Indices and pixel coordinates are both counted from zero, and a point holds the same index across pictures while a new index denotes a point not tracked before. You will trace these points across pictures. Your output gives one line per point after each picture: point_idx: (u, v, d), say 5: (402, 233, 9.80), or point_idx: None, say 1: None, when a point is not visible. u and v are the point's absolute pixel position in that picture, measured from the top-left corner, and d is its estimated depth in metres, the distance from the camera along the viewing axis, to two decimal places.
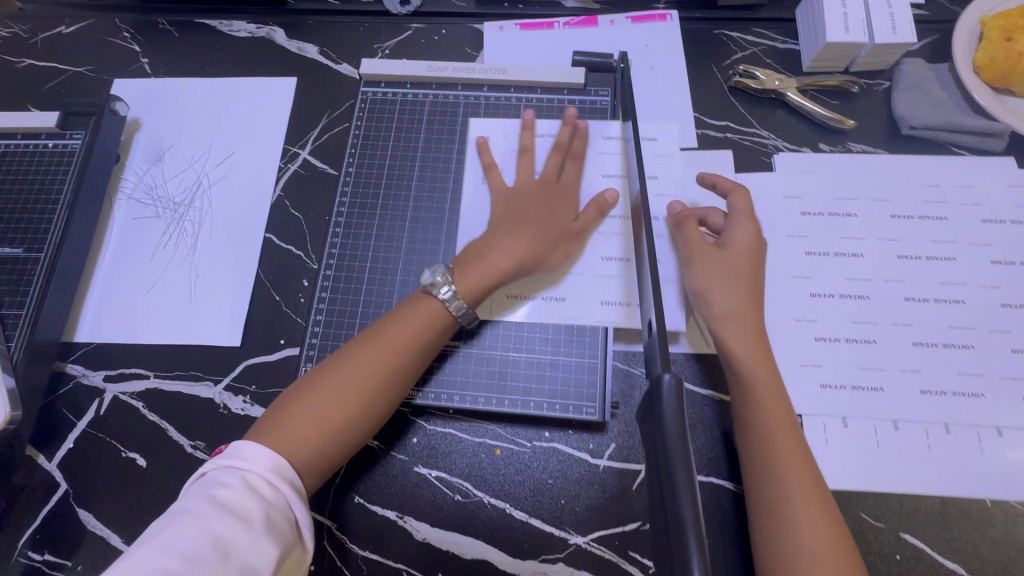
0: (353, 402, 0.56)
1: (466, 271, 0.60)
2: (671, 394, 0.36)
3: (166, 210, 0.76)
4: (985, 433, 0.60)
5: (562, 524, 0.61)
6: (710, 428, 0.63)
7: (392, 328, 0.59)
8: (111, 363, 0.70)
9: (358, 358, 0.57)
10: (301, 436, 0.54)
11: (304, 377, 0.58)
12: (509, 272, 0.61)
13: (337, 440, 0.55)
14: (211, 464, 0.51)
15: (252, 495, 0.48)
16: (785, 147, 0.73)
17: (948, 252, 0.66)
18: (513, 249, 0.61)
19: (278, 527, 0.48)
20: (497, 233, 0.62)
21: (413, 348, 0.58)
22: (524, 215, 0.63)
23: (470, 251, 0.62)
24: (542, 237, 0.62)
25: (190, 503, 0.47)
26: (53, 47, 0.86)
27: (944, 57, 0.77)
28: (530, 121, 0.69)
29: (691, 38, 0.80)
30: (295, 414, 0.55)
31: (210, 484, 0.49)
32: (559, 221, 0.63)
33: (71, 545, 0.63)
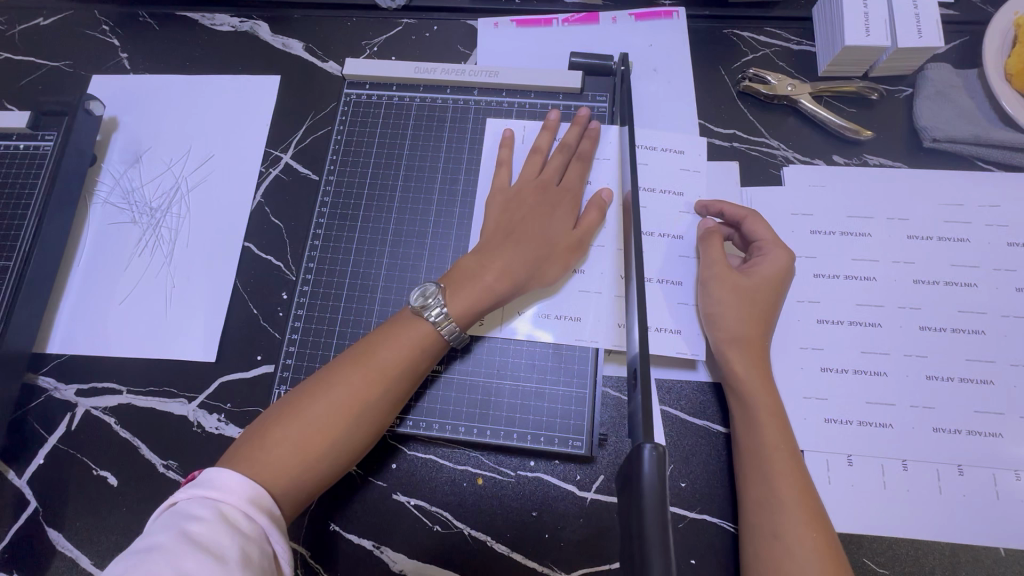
0: (338, 431, 0.51)
1: (457, 292, 0.56)
2: (652, 469, 0.33)
3: (142, 215, 0.73)
4: (1001, 476, 0.56)
5: (546, 560, 0.58)
6: (704, 462, 0.59)
7: (381, 350, 0.54)
8: (84, 376, 0.68)
9: (343, 382, 0.53)
10: (279, 466, 0.49)
11: (285, 398, 0.54)
12: (500, 291, 0.57)
13: (314, 475, 0.51)
14: (182, 494, 0.46)
15: (226, 528, 0.44)
16: (796, 159, 0.68)
17: (969, 277, 0.61)
18: (508, 259, 0.57)
19: (255, 563, 0.43)
20: (493, 241, 0.59)
21: (403, 373, 0.54)
22: (523, 220, 0.60)
23: (463, 268, 0.58)
24: (540, 246, 0.59)
25: (156, 538, 0.42)
26: (29, 40, 0.83)
27: (973, 62, 0.71)
28: (553, 122, 0.66)
29: (698, 38, 0.75)
30: (273, 441, 0.50)
31: (180, 516, 0.44)
32: (558, 228, 0.60)
33: (40, 565, 0.61)
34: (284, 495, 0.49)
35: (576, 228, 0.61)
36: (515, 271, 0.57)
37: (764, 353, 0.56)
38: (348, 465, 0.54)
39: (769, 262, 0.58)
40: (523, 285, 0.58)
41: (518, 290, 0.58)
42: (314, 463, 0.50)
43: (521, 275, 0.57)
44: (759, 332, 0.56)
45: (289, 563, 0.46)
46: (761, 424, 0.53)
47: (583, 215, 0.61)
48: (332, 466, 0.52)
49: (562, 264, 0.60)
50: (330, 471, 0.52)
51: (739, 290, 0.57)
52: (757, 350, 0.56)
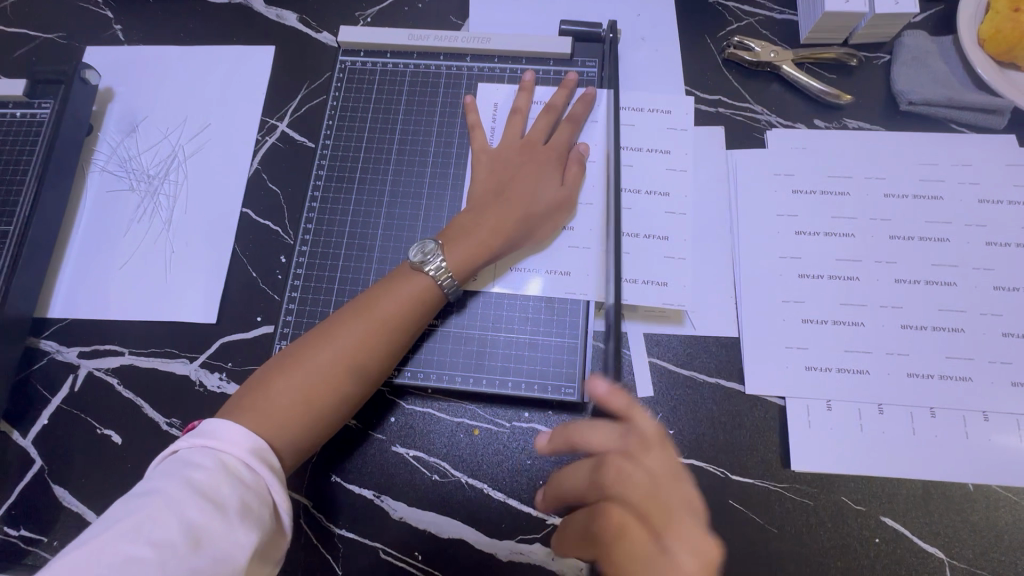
0: (340, 380, 0.53)
1: (455, 246, 0.58)
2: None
3: (140, 182, 0.74)
4: (971, 417, 0.59)
5: (540, 505, 0.60)
6: (693, 411, 0.61)
7: (379, 302, 0.56)
8: (86, 339, 0.69)
9: (343, 334, 0.54)
10: (285, 414, 0.51)
11: (285, 351, 0.55)
12: (496, 246, 0.59)
13: (322, 419, 0.53)
14: (184, 442, 0.48)
15: (228, 478, 0.45)
16: (778, 123, 0.71)
17: (942, 233, 0.64)
18: (502, 216, 0.60)
19: (255, 513, 0.45)
20: (484, 200, 0.61)
21: (406, 323, 0.57)
22: (512, 180, 0.62)
23: (459, 225, 0.60)
24: (529, 204, 0.61)
25: (160, 484, 0.44)
26: (22, 12, 0.83)
27: (947, 29, 0.73)
28: (528, 84, 0.68)
29: (684, 7, 0.76)
30: (277, 390, 0.52)
31: (182, 464, 0.45)
32: (547, 186, 0.62)
33: (48, 521, 0.63)
34: (289, 442, 0.51)
35: (565, 185, 0.63)
36: (508, 227, 0.60)
37: None
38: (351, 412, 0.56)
39: None
40: (516, 240, 0.60)
41: (511, 246, 0.60)
42: (317, 410, 0.52)
43: (513, 231, 0.60)
44: None
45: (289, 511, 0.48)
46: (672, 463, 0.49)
47: (568, 171, 0.64)
48: (335, 414, 0.54)
49: (551, 220, 0.62)
50: (333, 418, 0.54)
51: None
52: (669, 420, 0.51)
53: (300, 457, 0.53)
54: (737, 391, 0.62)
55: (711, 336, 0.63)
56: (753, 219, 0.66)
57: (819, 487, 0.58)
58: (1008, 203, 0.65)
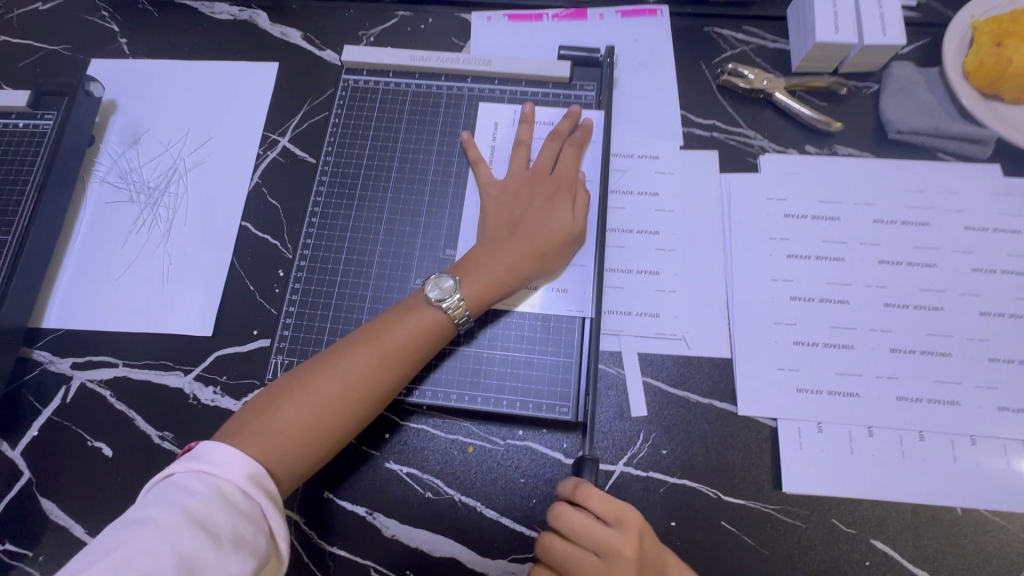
0: (346, 410, 0.54)
1: (468, 281, 0.59)
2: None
3: (140, 194, 0.75)
4: (959, 441, 0.60)
5: (533, 524, 0.60)
6: (686, 432, 0.62)
7: (389, 333, 0.57)
8: (80, 350, 0.69)
9: (352, 362, 0.55)
10: (287, 440, 0.51)
11: (292, 373, 0.55)
12: (511, 282, 0.60)
13: (320, 447, 0.53)
14: (179, 465, 0.48)
15: (222, 505, 0.45)
16: (771, 148, 0.72)
17: (930, 259, 0.66)
18: (517, 253, 0.60)
19: (248, 542, 0.45)
20: (499, 235, 0.62)
21: (412, 356, 0.57)
22: (523, 214, 0.63)
23: (471, 260, 0.61)
24: (545, 236, 0.62)
25: (151, 511, 0.43)
26: (29, 24, 0.84)
27: (933, 61, 0.76)
28: (530, 114, 0.69)
29: (680, 34, 0.79)
30: (282, 415, 0.52)
31: (176, 491, 0.45)
32: (560, 216, 0.62)
33: (34, 534, 0.62)
34: (287, 467, 0.51)
35: (576, 214, 0.63)
36: (524, 265, 0.60)
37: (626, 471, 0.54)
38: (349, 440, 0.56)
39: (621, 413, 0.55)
40: (529, 275, 0.61)
41: (525, 279, 0.61)
42: (318, 438, 0.53)
43: (528, 267, 0.61)
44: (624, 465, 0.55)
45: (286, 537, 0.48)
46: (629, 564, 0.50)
47: (577, 201, 0.64)
48: (335, 442, 0.54)
49: (565, 251, 0.63)
50: (333, 446, 0.54)
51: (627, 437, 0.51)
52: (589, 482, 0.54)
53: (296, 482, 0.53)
54: (729, 411, 0.62)
55: (705, 357, 0.64)
56: (746, 242, 0.68)
57: (811, 508, 0.59)
58: (992, 231, 0.66)
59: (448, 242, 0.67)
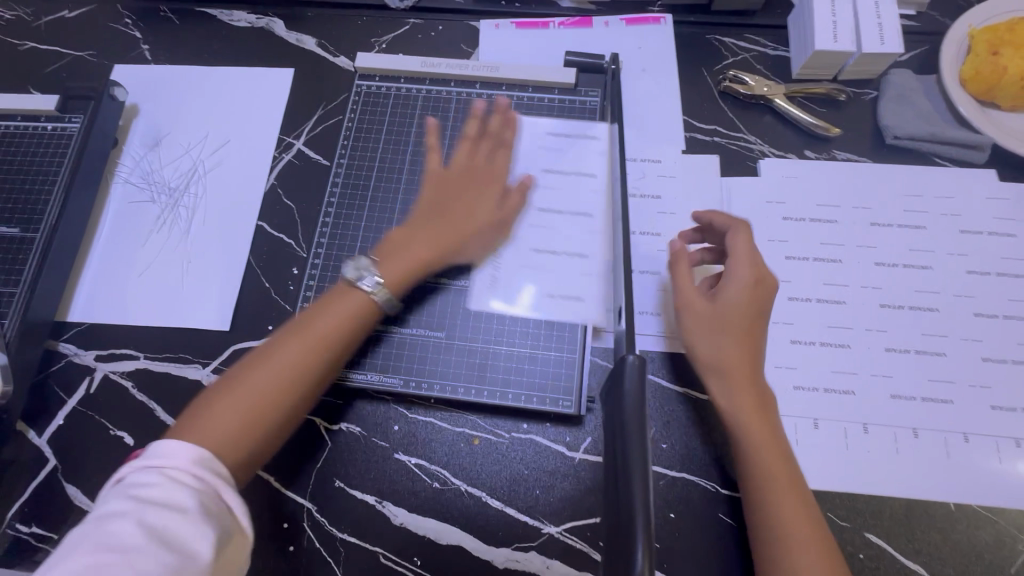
0: (285, 396, 0.55)
1: (382, 265, 0.61)
2: (634, 370, 0.40)
3: (161, 194, 0.78)
4: (952, 439, 0.61)
5: (537, 513, 0.62)
6: (685, 426, 0.64)
7: (314, 322, 0.58)
8: (103, 343, 0.72)
9: (280, 352, 0.56)
10: (231, 431, 0.51)
11: (228, 373, 0.56)
12: (425, 264, 0.63)
13: (261, 437, 0.53)
14: (127, 468, 0.47)
15: (175, 487, 0.45)
16: (771, 153, 0.74)
17: (925, 261, 0.67)
18: (445, 237, 0.63)
19: (213, 516, 0.45)
20: (432, 219, 0.65)
21: (340, 342, 0.58)
22: (459, 201, 0.66)
23: (396, 241, 0.63)
24: (462, 223, 0.64)
25: (110, 505, 0.44)
26: (56, 31, 0.88)
27: (931, 68, 0.78)
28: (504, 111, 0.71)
29: (683, 42, 0.81)
30: (218, 409, 0.52)
31: (133, 485, 0.45)
32: (484, 206, 0.66)
33: (58, 519, 0.65)
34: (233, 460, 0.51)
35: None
36: (439, 247, 0.63)
37: (752, 370, 0.57)
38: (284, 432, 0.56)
39: (734, 283, 0.59)
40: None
41: (442, 262, 0.64)
42: (263, 424, 0.53)
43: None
44: (739, 356, 0.57)
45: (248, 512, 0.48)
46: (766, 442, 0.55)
47: None
48: (271, 433, 0.54)
49: (482, 239, 0.66)
50: (278, 433, 0.55)
51: (705, 313, 0.59)
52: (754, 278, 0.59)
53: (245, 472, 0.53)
54: None
55: None
56: None
57: None
58: (987, 234, 0.68)
59: None
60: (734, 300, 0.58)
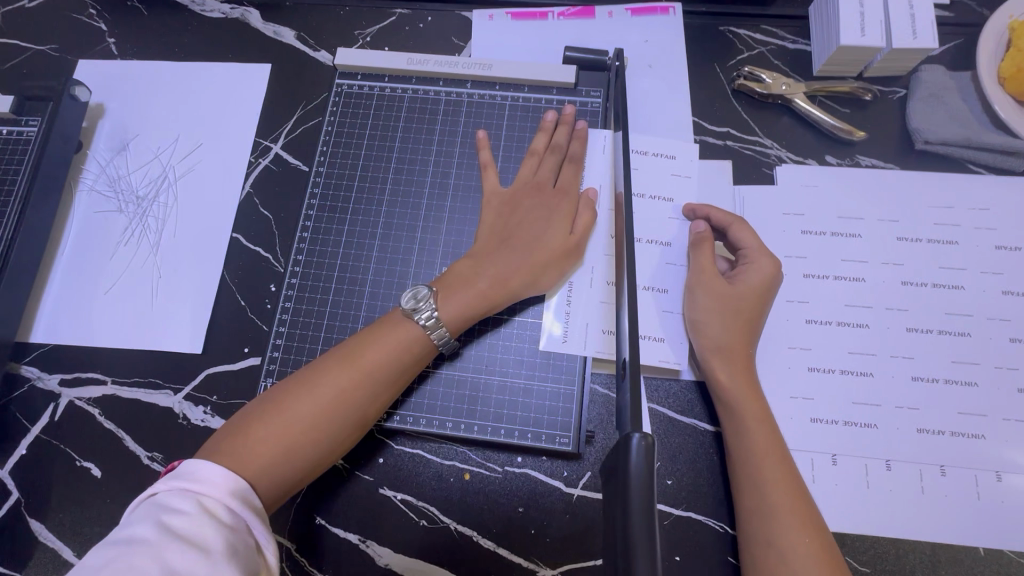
0: (319, 427, 0.51)
1: (449, 297, 0.56)
2: (640, 456, 0.34)
3: (129, 204, 0.72)
4: (983, 477, 0.56)
5: (532, 555, 0.58)
6: (692, 461, 0.59)
7: (371, 347, 0.54)
8: (69, 366, 0.67)
9: (334, 378, 0.52)
10: (264, 459, 0.49)
11: (265, 395, 0.53)
12: (494, 298, 0.57)
13: (294, 471, 0.50)
14: (162, 484, 0.45)
15: (209, 520, 0.43)
16: (789, 159, 0.68)
17: (956, 280, 0.62)
18: (505, 267, 0.58)
19: (241, 555, 0.43)
20: (491, 245, 0.59)
21: (389, 373, 0.54)
22: (525, 227, 0.60)
23: (457, 271, 0.58)
24: (535, 251, 0.59)
25: (136, 531, 0.41)
26: (14, 23, 0.81)
27: (965, 63, 0.71)
28: (551, 122, 0.65)
29: (694, 34, 0.74)
30: (255, 435, 0.50)
31: (162, 510, 0.43)
32: (555, 232, 0.60)
33: (22, 556, 0.61)
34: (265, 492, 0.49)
35: (573, 232, 0.60)
36: (509, 279, 0.57)
37: (748, 360, 0.57)
38: (319, 466, 0.53)
39: (754, 271, 0.59)
40: (514, 290, 0.58)
41: (512, 295, 0.58)
42: (295, 454, 0.50)
43: (515, 283, 0.58)
44: (742, 340, 0.57)
45: (275, 552, 0.46)
46: (772, 484, 0.51)
47: (579, 218, 0.61)
48: (307, 466, 0.51)
49: (558, 270, 0.60)
50: (316, 463, 0.52)
51: (723, 298, 0.57)
52: (747, 313, 0.57)
53: (279, 499, 0.51)
54: None
55: None
56: None
57: None
58: None
59: (444, 259, 0.64)
60: (725, 336, 0.56)
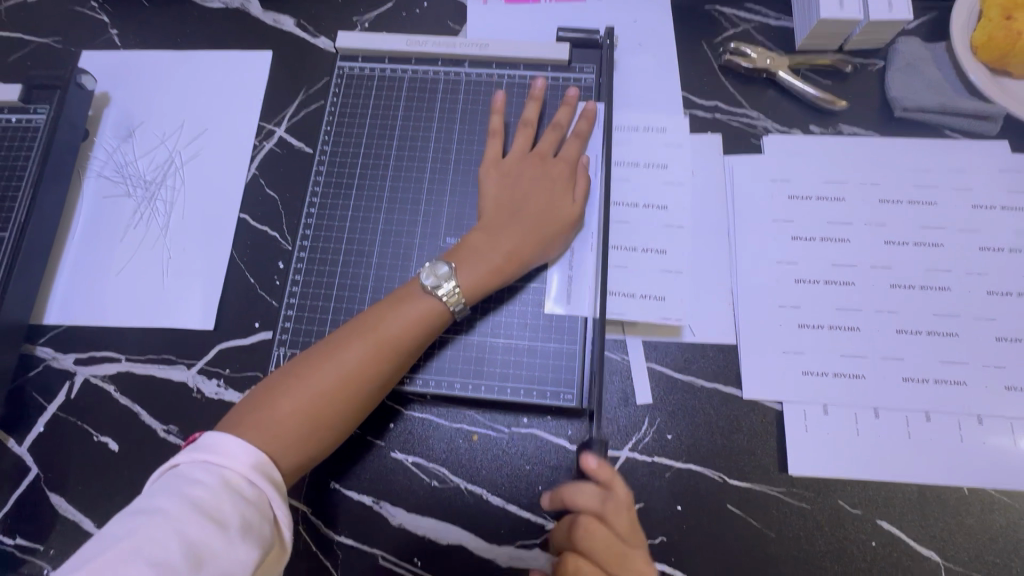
0: (341, 397, 0.53)
1: (467, 271, 0.58)
2: None
3: (137, 188, 0.74)
4: (965, 421, 0.59)
5: (540, 510, 0.60)
6: (691, 416, 0.62)
7: (387, 322, 0.56)
8: (83, 346, 0.69)
9: (354, 352, 0.54)
10: (290, 429, 0.51)
11: (286, 367, 0.55)
12: (507, 270, 0.60)
13: (317, 439, 0.53)
14: (183, 456, 0.47)
15: (229, 495, 0.45)
16: (775, 129, 0.71)
17: (936, 238, 0.65)
18: (516, 238, 0.60)
19: (257, 530, 0.45)
20: (500, 218, 0.61)
21: (408, 344, 0.56)
22: (529, 196, 0.62)
23: (470, 245, 0.60)
24: (542, 220, 0.61)
25: (158, 502, 0.43)
26: (17, 16, 0.83)
27: (940, 35, 0.74)
28: (539, 92, 0.68)
29: (681, 13, 0.77)
30: (280, 406, 0.52)
31: (183, 481, 0.45)
32: (559, 201, 0.62)
33: (43, 529, 0.62)
34: (290, 461, 0.51)
35: (576, 199, 0.63)
36: (521, 249, 0.60)
37: None
38: (341, 434, 0.55)
39: None
40: (526, 260, 0.61)
41: (525, 265, 0.61)
42: (318, 423, 0.53)
43: (525, 252, 0.60)
44: None
45: (291, 526, 0.48)
46: None
47: (578, 185, 0.64)
48: (330, 435, 0.54)
49: (563, 235, 0.62)
50: (337, 433, 0.55)
51: None
52: None
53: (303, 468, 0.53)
54: (735, 396, 0.62)
55: (709, 342, 0.64)
56: (749, 224, 0.67)
57: (816, 491, 0.59)
58: (999, 209, 0.65)
59: (449, 231, 0.66)
60: None
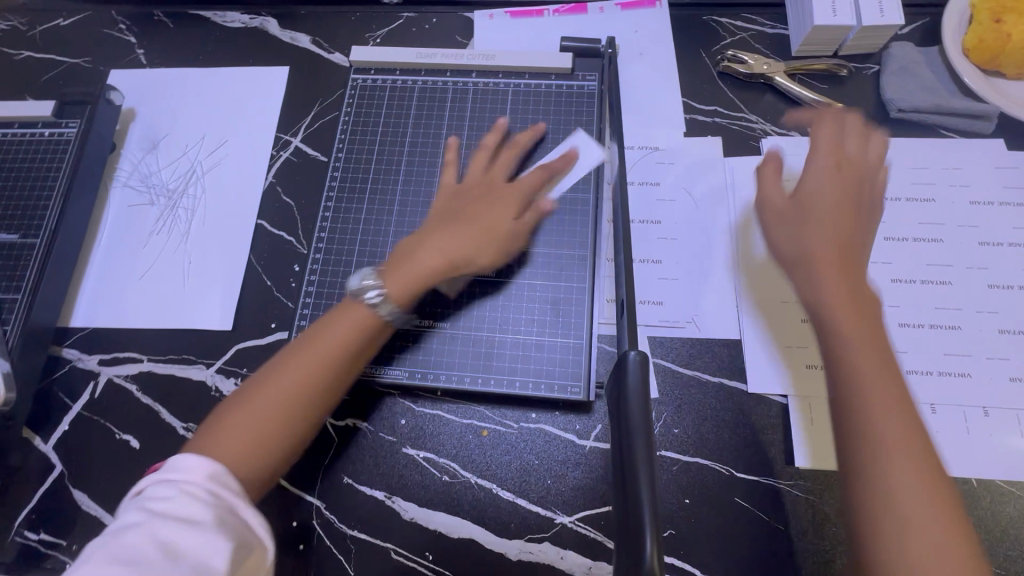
0: (284, 417, 0.51)
1: (393, 275, 0.57)
2: (637, 368, 0.47)
3: (160, 196, 0.78)
4: (971, 413, 0.60)
5: (548, 504, 0.61)
6: (697, 410, 0.63)
7: (325, 335, 0.55)
8: (107, 347, 0.71)
9: (292, 370, 0.53)
10: (235, 456, 0.49)
11: (220, 404, 0.53)
12: (430, 274, 0.58)
13: (265, 466, 0.50)
14: (145, 481, 0.46)
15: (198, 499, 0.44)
16: (774, 131, 0.73)
17: (935, 234, 0.66)
18: (444, 246, 0.59)
19: (232, 525, 0.44)
20: (435, 230, 0.61)
21: (348, 355, 0.55)
22: (470, 210, 0.63)
23: (401, 253, 0.60)
24: (473, 231, 0.61)
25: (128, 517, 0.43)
26: (51, 38, 0.88)
27: (932, 39, 0.76)
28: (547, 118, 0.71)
29: (679, 24, 0.80)
30: (221, 439, 0.49)
31: (147, 498, 0.44)
32: (502, 216, 0.62)
33: (66, 525, 0.64)
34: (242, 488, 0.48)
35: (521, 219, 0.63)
36: (449, 256, 0.59)
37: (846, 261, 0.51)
38: (288, 459, 0.52)
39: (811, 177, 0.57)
40: (450, 268, 0.59)
41: (443, 273, 0.59)
42: (264, 448, 0.50)
43: (450, 260, 0.59)
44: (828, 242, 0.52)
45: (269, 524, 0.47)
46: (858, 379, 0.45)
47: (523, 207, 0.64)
48: (277, 459, 0.51)
49: (487, 248, 0.61)
50: (285, 458, 0.52)
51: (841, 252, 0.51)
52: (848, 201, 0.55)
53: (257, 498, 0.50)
54: (740, 390, 0.63)
55: (714, 339, 0.65)
56: (751, 223, 0.69)
57: (824, 484, 0.59)
58: (997, 205, 0.67)
59: None
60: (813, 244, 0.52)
